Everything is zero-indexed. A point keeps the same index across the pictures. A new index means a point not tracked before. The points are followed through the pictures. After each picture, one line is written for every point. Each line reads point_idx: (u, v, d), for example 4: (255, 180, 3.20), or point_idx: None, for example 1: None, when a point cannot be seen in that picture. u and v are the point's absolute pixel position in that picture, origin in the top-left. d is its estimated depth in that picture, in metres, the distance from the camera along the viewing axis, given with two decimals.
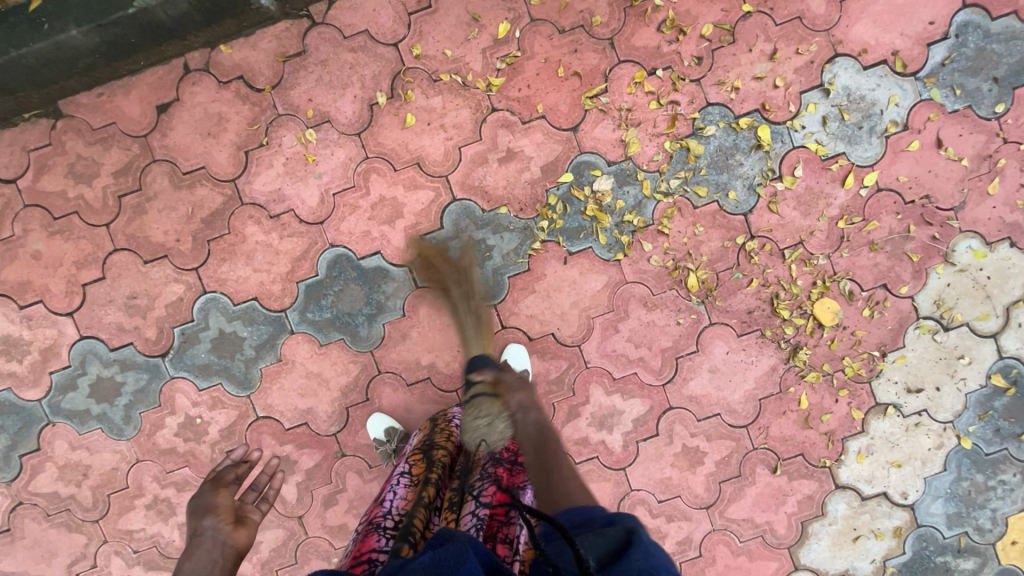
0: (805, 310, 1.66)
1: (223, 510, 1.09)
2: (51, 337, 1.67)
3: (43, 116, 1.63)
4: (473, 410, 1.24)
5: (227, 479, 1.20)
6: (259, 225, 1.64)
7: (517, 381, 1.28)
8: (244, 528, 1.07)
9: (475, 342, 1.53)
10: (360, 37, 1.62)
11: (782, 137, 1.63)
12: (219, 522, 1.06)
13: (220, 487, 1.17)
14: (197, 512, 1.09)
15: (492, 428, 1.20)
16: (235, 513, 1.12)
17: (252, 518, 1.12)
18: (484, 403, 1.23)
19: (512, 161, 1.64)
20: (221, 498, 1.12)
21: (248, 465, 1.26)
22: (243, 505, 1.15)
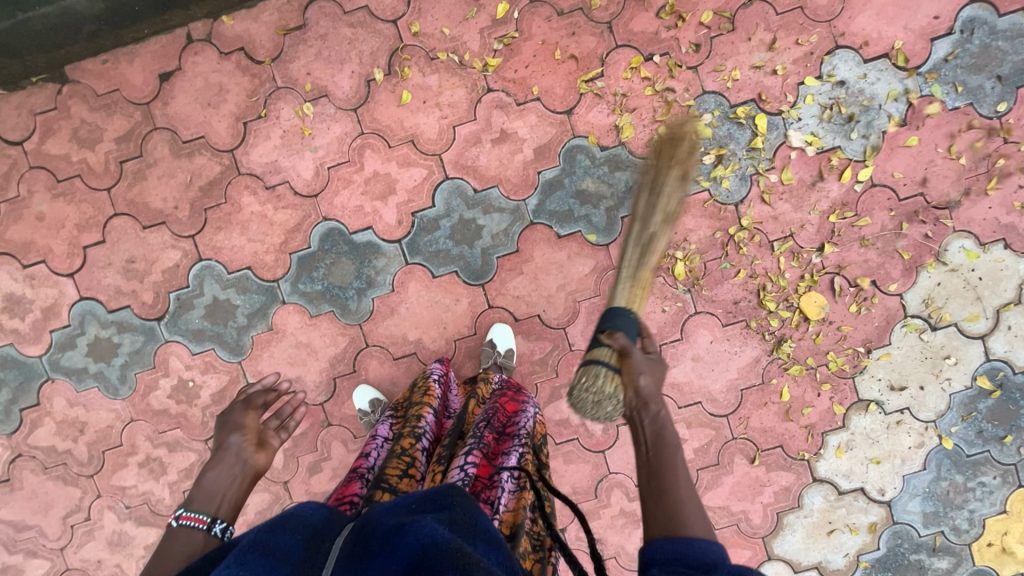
0: (791, 303, 1.67)
1: (249, 430, 1.11)
2: (52, 297, 1.72)
3: (50, 81, 1.66)
4: (587, 378, 1.20)
5: (257, 403, 1.18)
6: (255, 196, 1.68)
7: (645, 361, 1.11)
8: (265, 451, 1.10)
9: (622, 288, 1.31)
10: (360, 13, 1.63)
11: (778, 127, 1.62)
12: (243, 441, 1.09)
13: (248, 409, 1.16)
14: (224, 428, 1.11)
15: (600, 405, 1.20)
16: (259, 435, 1.12)
17: (274, 443, 1.13)
18: (602, 376, 1.17)
19: (506, 143, 1.65)
20: (248, 417, 1.14)
21: (276, 394, 1.22)
22: (266, 430, 1.15)
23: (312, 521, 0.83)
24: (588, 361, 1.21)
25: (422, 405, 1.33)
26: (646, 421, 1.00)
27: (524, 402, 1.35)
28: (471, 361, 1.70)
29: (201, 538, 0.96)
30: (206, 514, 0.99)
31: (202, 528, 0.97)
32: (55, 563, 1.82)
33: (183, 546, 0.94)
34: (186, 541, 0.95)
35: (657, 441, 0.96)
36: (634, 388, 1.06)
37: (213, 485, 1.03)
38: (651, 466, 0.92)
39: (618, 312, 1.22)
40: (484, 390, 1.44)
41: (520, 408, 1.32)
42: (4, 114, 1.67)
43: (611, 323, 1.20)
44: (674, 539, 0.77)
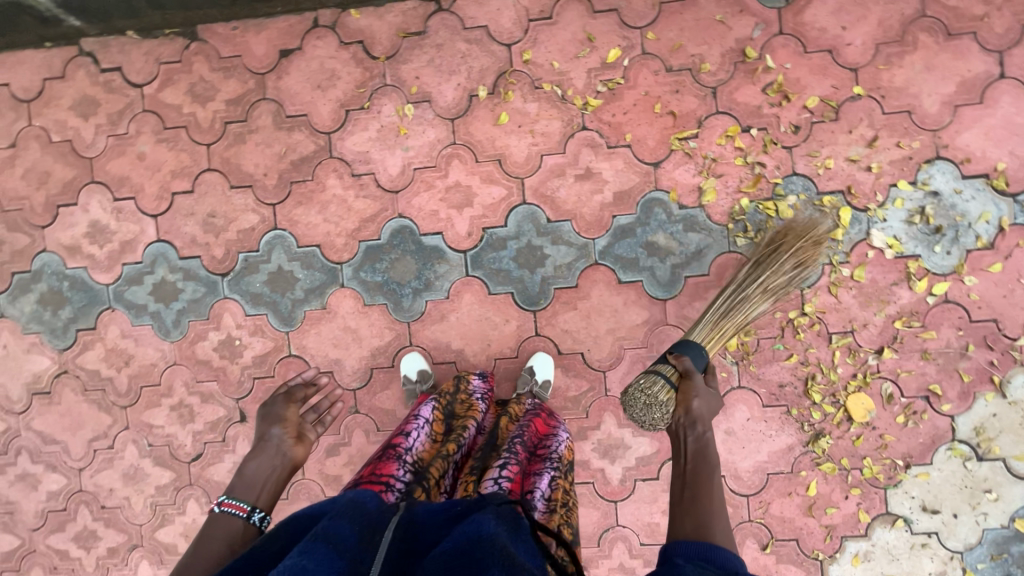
0: (837, 400, 1.64)
1: (288, 423, 1.29)
2: (133, 233, 1.80)
3: (180, 36, 1.77)
4: (650, 386, 1.36)
5: (296, 398, 1.38)
6: (340, 179, 1.74)
7: (701, 388, 1.29)
8: (301, 445, 1.27)
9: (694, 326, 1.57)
10: (478, 31, 1.69)
11: (861, 224, 1.61)
12: (284, 434, 1.26)
13: (290, 402, 1.35)
14: (269, 419, 1.30)
15: (649, 409, 1.36)
16: (298, 429, 1.31)
17: (309, 438, 1.31)
18: (661, 393, 1.35)
19: (588, 181, 1.68)
20: (288, 412, 1.32)
21: (315, 389, 1.42)
22: (303, 424, 1.34)
23: (369, 510, 0.91)
24: (649, 372, 1.39)
25: (466, 417, 1.37)
26: (690, 439, 1.20)
27: (556, 427, 1.37)
28: (506, 382, 1.72)
29: (241, 524, 1.11)
30: (247, 502, 1.14)
31: (242, 515, 1.12)
32: (71, 482, 1.89)
33: (225, 529, 1.09)
34: (228, 524, 1.10)
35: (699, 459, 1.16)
36: (685, 407, 1.25)
37: (254, 474, 1.18)
38: (693, 482, 1.12)
39: (689, 342, 1.42)
40: (517, 410, 1.46)
41: (553, 431, 1.36)
42: (133, 57, 1.78)
43: (679, 347, 1.41)
44: (700, 544, 0.96)
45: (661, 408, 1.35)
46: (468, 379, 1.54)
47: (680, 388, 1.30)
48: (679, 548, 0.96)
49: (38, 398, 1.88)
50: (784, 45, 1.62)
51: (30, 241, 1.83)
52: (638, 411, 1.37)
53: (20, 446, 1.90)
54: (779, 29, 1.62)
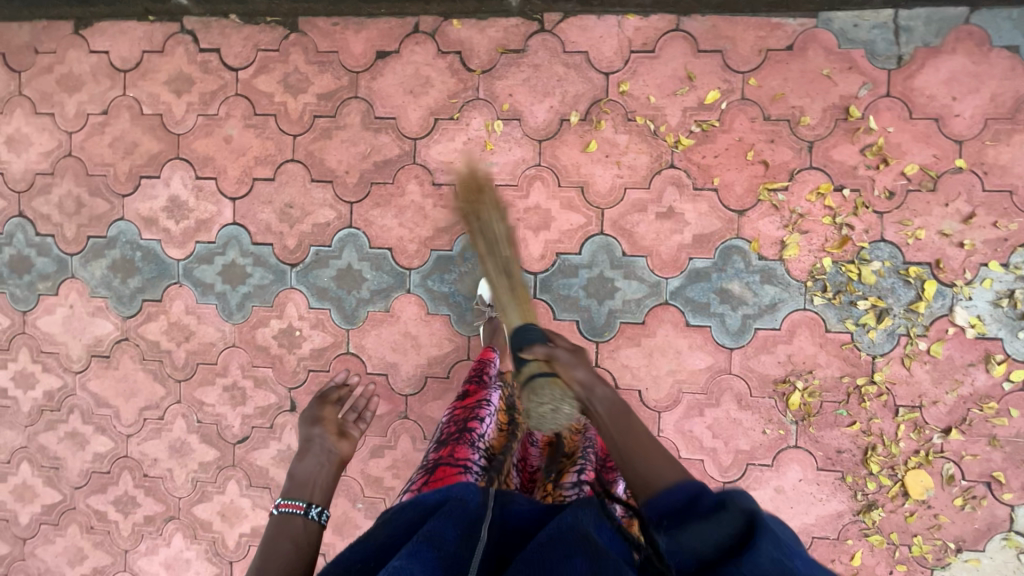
0: (894, 473, 1.61)
1: (328, 422, 1.37)
2: (209, 213, 1.83)
3: (281, 25, 1.79)
4: (534, 398, 1.16)
5: (331, 398, 1.48)
6: (420, 187, 1.75)
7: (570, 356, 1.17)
8: (345, 440, 1.33)
9: (510, 309, 1.42)
10: (578, 56, 1.68)
11: (945, 299, 1.57)
12: (326, 433, 1.33)
13: (325, 404, 1.45)
14: (310, 421, 1.37)
15: (558, 413, 1.14)
16: (340, 425, 1.39)
17: (353, 434, 1.38)
18: (546, 386, 1.16)
19: (669, 220, 1.66)
20: (326, 411, 1.41)
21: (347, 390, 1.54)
22: (345, 421, 1.44)
23: (470, 507, 0.94)
24: (525, 380, 1.20)
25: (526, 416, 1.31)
26: (597, 407, 1.08)
27: None
28: None
29: (301, 521, 1.13)
30: (302, 500, 1.17)
31: (301, 513, 1.14)
32: (118, 446, 1.92)
33: (287, 529, 1.12)
34: (289, 525, 1.13)
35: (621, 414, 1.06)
36: (575, 382, 1.13)
37: (304, 473, 1.23)
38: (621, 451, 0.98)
39: (523, 332, 1.30)
40: None
41: None
42: (232, 41, 1.80)
43: (523, 340, 1.27)
44: (662, 494, 0.83)
45: (566, 401, 1.15)
46: None
47: (553, 372, 1.17)
48: (647, 512, 0.82)
49: (97, 361, 1.92)
50: (889, 108, 1.59)
51: (109, 207, 1.87)
52: (550, 423, 1.16)
53: (74, 405, 1.94)
54: (887, 91, 1.59)
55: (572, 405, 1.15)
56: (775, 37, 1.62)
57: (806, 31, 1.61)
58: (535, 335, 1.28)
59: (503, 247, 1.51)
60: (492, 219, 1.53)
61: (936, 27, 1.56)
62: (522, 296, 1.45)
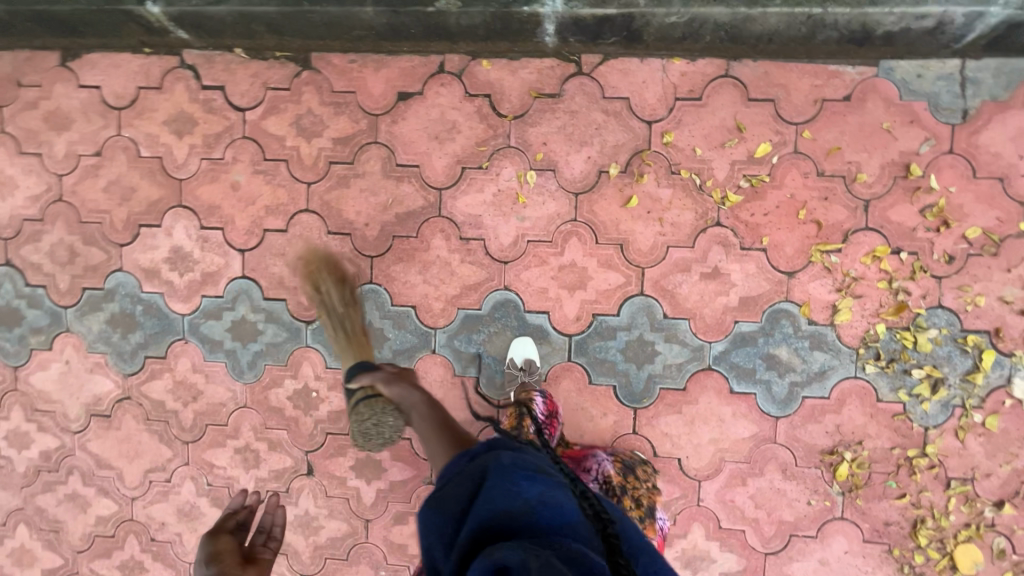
0: (944, 546, 1.55)
1: (226, 553, 1.12)
2: (217, 265, 1.70)
3: (292, 61, 1.63)
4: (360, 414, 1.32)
5: (226, 527, 1.22)
6: (446, 241, 1.63)
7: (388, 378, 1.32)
8: (253, 565, 1.13)
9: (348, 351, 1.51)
10: (618, 103, 1.56)
11: (1002, 368, 1.50)
12: (225, 566, 1.09)
13: (220, 535, 1.19)
14: (202, 561, 1.10)
15: (380, 425, 1.34)
16: (242, 552, 1.16)
17: (263, 556, 1.19)
18: (365, 407, 1.31)
19: (714, 281, 1.57)
20: (220, 542, 1.15)
21: (246, 509, 1.29)
22: (252, 547, 1.22)
23: None
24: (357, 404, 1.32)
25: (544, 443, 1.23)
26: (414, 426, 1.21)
27: None
28: None
29: None
30: None
31: None
32: (122, 509, 1.80)
33: None
34: None
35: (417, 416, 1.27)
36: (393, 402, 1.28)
37: None
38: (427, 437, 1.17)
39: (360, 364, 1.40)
40: None
41: None
42: (238, 78, 1.65)
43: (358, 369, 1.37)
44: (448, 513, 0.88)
45: (385, 414, 1.31)
46: (531, 402, 1.44)
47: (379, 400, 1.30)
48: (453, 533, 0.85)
49: (96, 420, 1.79)
50: (952, 165, 1.49)
51: (106, 257, 1.73)
52: (375, 434, 1.37)
53: (72, 465, 1.81)
54: (950, 147, 1.48)
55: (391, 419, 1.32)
56: (832, 86, 1.50)
57: (866, 81, 1.49)
58: (366, 365, 1.38)
59: (336, 306, 1.57)
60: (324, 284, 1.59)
61: (1005, 80, 1.46)
62: (361, 347, 1.53)
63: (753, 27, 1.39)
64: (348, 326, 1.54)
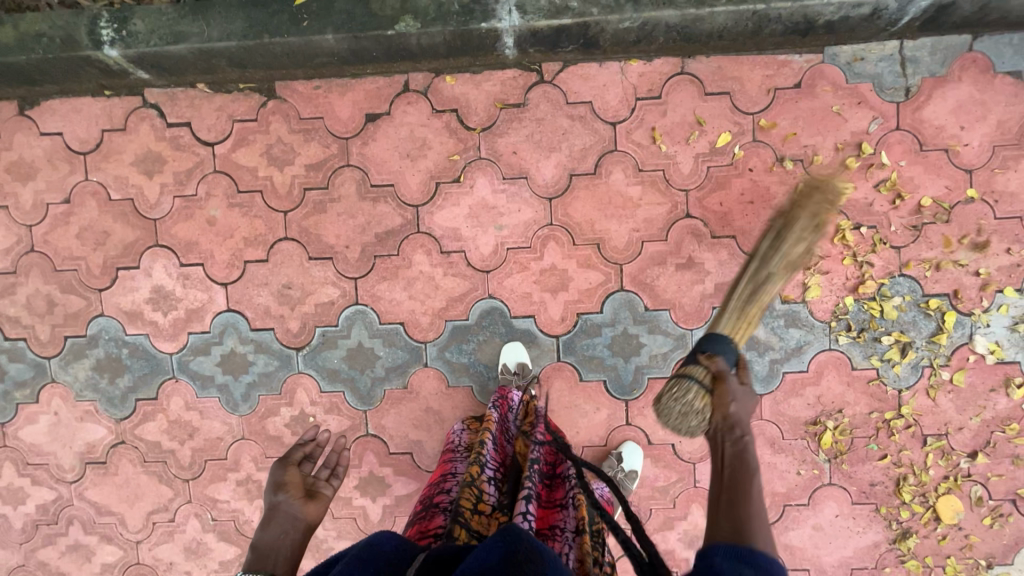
0: (926, 500, 1.64)
1: (292, 486, 1.15)
2: (200, 301, 1.70)
3: (256, 92, 1.64)
4: (676, 389, 1.16)
5: (295, 458, 1.22)
6: (428, 256, 1.66)
7: (740, 390, 1.08)
8: (314, 504, 1.14)
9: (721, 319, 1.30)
10: (582, 107, 1.60)
11: (964, 328, 1.59)
12: (291, 497, 1.12)
13: (288, 466, 1.20)
14: (269, 489, 1.14)
15: (684, 420, 1.15)
16: (306, 487, 1.17)
17: (324, 495, 1.18)
18: (694, 394, 1.13)
19: (689, 270, 1.63)
20: (288, 474, 1.16)
21: (314, 444, 1.26)
22: (315, 481, 1.20)
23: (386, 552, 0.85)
24: (679, 375, 1.17)
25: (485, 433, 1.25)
26: (728, 445, 1.01)
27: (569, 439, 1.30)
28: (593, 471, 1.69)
29: None
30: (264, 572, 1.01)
31: None
32: (127, 554, 1.79)
33: None
34: None
35: (739, 461, 0.98)
36: (723, 412, 1.05)
37: (267, 546, 1.05)
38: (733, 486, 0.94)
39: (719, 337, 1.19)
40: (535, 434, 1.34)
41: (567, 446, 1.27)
42: (203, 113, 1.65)
43: (710, 346, 1.18)
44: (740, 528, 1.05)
45: (697, 414, 1.14)
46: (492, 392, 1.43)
47: (715, 392, 1.10)
48: None
49: (92, 468, 1.77)
50: (900, 141, 1.57)
51: (86, 303, 1.72)
52: (679, 422, 1.16)
53: (72, 516, 1.79)
54: (897, 124, 1.57)
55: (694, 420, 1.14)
56: (783, 75, 1.57)
57: (813, 67, 1.57)
58: (721, 347, 1.18)
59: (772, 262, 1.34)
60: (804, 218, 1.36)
61: (941, 57, 1.54)
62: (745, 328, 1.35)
63: (702, 25, 1.45)
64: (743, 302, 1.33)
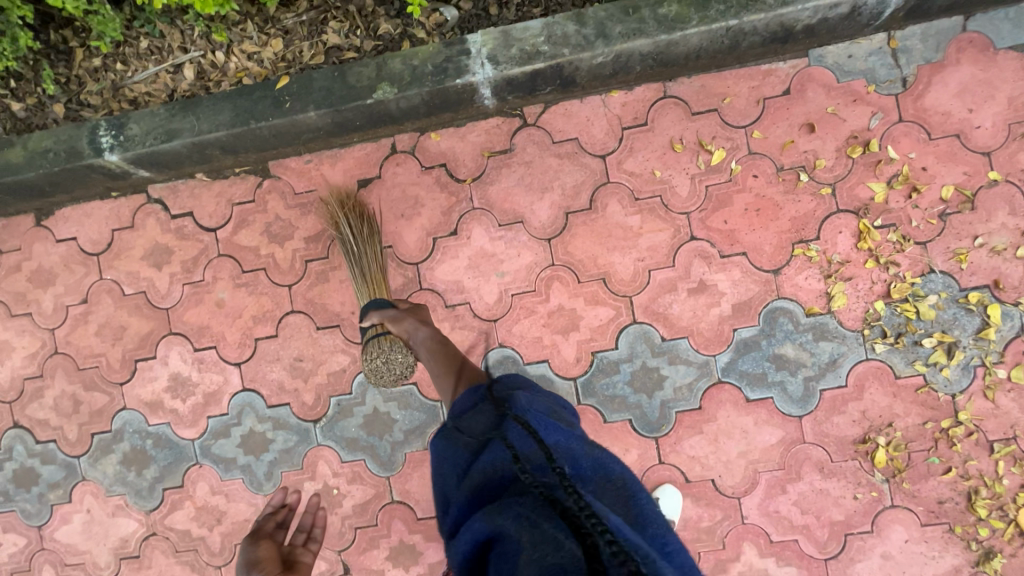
0: (1006, 513, 1.48)
1: (268, 560, 1.13)
2: (216, 383, 1.71)
3: (252, 174, 1.69)
4: (370, 355, 1.42)
5: (266, 530, 1.26)
6: (433, 312, 1.64)
7: (400, 313, 1.40)
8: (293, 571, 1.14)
9: (361, 290, 1.53)
10: (569, 144, 1.59)
11: (1013, 319, 1.47)
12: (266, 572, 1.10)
13: (258, 542, 1.21)
14: (244, 567, 1.11)
15: (390, 365, 1.41)
16: (283, 559, 1.17)
17: (303, 561, 1.20)
18: (377, 344, 1.42)
19: (703, 294, 1.56)
20: (263, 550, 1.16)
21: (283, 512, 1.35)
22: (291, 550, 1.24)
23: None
24: (368, 344, 1.43)
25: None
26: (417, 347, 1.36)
27: None
28: None
29: None
30: None
31: None
32: None
33: None
34: None
35: (443, 345, 1.35)
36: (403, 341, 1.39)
37: None
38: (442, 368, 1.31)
39: (374, 301, 1.45)
40: None
41: None
42: (204, 201, 1.71)
43: (367, 309, 1.44)
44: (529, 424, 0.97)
45: (394, 352, 1.41)
46: None
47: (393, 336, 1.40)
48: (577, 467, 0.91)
49: (127, 563, 1.76)
50: (906, 133, 1.50)
51: (109, 399, 1.75)
52: (387, 373, 1.42)
53: None
54: (899, 116, 1.50)
55: (402, 354, 1.43)
56: (770, 84, 1.53)
57: (800, 72, 1.52)
58: (378, 302, 1.45)
59: (356, 244, 1.53)
60: (342, 222, 1.54)
61: (934, 42, 1.48)
62: (379, 285, 1.54)
63: (676, 49, 1.42)
64: (366, 265, 1.53)
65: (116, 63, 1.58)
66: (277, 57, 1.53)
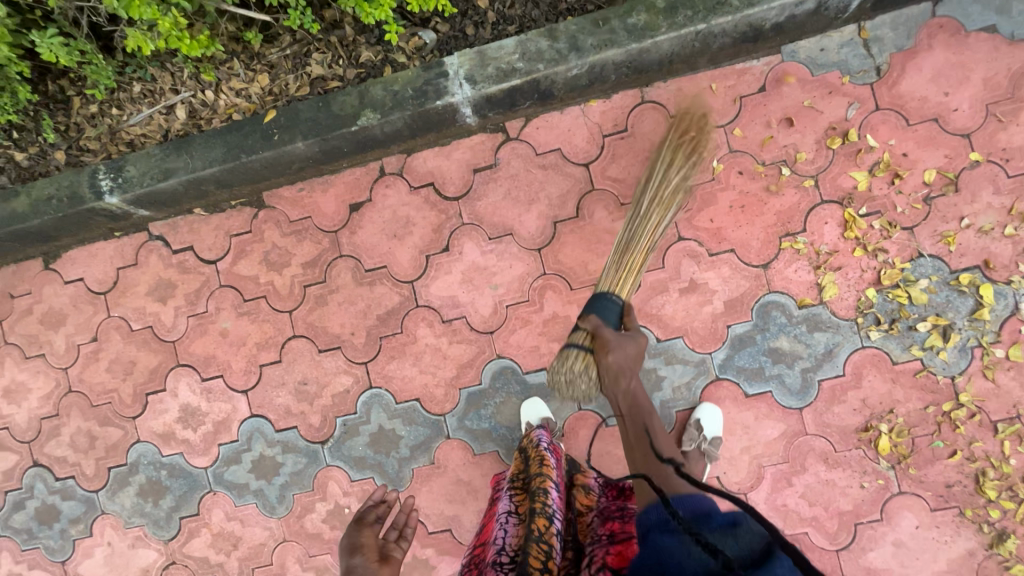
0: (1016, 494, 1.47)
1: (368, 547, 1.09)
2: (225, 411, 1.75)
3: (247, 206, 1.74)
4: (562, 359, 1.25)
5: (368, 518, 1.20)
6: (431, 328, 1.67)
7: (615, 339, 1.18)
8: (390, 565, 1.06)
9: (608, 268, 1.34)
10: (552, 155, 1.62)
11: (1006, 298, 1.47)
12: (367, 560, 1.06)
13: (364, 527, 1.17)
14: (347, 552, 1.09)
15: (573, 385, 1.24)
16: (381, 549, 1.11)
17: (396, 555, 1.12)
18: (577, 358, 1.22)
19: (694, 293, 1.58)
20: (364, 536, 1.13)
21: (386, 505, 1.26)
22: (386, 542, 1.16)
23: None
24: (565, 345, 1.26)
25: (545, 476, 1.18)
26: (619, 393, 1.15)
27: None
28: None
29: None
30: None
31: None
32: None
33: None
34: None
35: (641, 427, 1.10)
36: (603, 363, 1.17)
37: None
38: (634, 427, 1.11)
39: (601, 297, 1.28)
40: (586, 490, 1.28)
41: None
42: (203, 234, 1.76)
43: (590, 308, 1.26)
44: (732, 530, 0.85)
45: (583, 377, 1.23)
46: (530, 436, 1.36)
47: (595, 347, 1.19)
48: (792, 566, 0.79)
49: None
50: (884, 121, 1.51)
51: (123, 433, 1.80)
52: (569, 390, 1.26)
53: None
54: (875, 105, 1.51)
55: (587, 380, 1.24)
56: (745, 82, 1.55)
57: (773, 68, 1.54)
58: (606, 307, 1.26)
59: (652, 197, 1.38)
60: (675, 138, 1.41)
61: (904, 30, 1.50)
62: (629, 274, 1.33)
63: (649, 56, 1.45)
64: (636, 238, 1.35)
65: (113, 108, 1.65)
66: (264, 92, 1.58)
